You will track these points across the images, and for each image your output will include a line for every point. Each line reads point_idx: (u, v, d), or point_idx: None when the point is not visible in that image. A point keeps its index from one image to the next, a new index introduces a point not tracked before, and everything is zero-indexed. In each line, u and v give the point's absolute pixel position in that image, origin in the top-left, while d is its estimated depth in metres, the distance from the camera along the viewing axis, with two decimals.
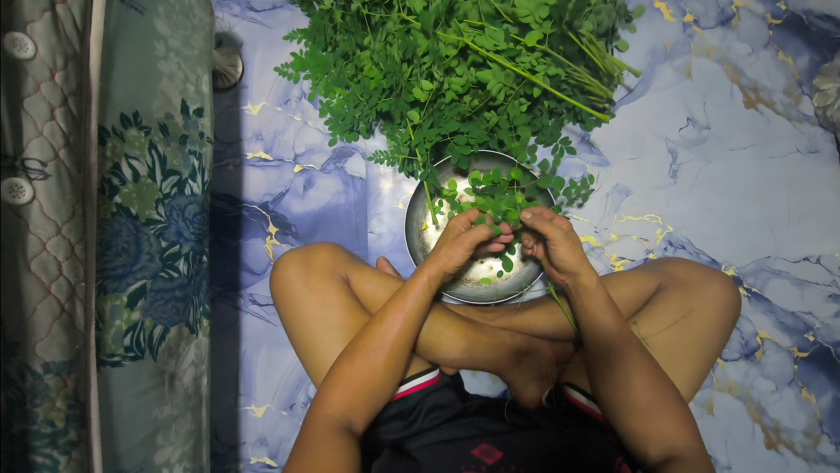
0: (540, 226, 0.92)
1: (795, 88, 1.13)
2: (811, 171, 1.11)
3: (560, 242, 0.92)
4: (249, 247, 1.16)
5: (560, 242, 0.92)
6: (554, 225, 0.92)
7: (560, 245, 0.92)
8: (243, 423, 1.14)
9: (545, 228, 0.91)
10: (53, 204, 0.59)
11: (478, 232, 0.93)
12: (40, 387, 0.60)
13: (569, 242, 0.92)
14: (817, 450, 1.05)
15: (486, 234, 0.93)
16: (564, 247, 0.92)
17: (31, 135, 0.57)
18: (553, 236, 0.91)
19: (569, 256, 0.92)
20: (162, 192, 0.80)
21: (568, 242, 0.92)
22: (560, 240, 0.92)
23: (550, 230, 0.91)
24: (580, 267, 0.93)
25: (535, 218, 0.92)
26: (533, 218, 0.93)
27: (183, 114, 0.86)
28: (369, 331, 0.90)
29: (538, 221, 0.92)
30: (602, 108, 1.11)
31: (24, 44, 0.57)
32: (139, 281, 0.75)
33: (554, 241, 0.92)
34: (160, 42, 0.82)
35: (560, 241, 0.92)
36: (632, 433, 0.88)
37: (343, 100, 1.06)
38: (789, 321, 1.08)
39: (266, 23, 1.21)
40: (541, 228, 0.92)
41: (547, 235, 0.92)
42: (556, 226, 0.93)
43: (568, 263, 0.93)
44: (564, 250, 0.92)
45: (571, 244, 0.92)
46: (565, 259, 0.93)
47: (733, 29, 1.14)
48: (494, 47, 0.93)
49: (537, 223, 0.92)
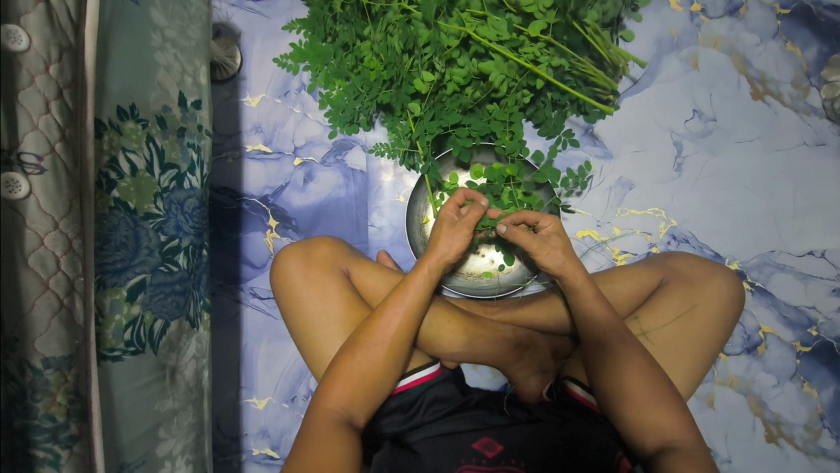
0: (515, 237, 0.92)
1: (803, 80, 1.11)
2: (818, 164, 1.09)
3: (541, 249, 0.93)
4: (250, 240, 1.16)
5: (539, 250, 0.93)
6: (531, 235, 0.93)
7: (543, 252, 0.93)
8: (245, 415, 1.14)
9: (522, 240, 0.92)
10: (50, 199, 0.58)
11: (472, 211, 0.94)
12: (40, 382, 0.60)
13: (546, 248, 0.93)
14: (817, 444, 1.05)
15: (480, 214, 0.94)
16: (544, 253, 0.93)
17: (26, 129, 0.57)
18: (532, 247, 0.93)
19: (551, 260, 0.93)
20: (161, 185, 0.79)
21: (547, 248, 0.93)
22: (537, 250, 0.93)
23: (527, 242, 0.92)
24: (563, 270, 0.93)
25: (512, 229, 0.92)
26: (510, 229, 0.93)
27: (181, 105, 0.85)
28: (369, 326, 0.89)
29: (514, 233, 0.92)
30: (606, 99, 1.10)
31: (18, 35, 0.56)
32: (139, 276, 0.75)
33: (533, 248, 0.93)
34: (157, 32, 0.80)
35: (539, 249, 0.93)
36: (630, 425, 0.87)
37: (343, 92, 1.05)
38: (792, 315, 1.07)
39: (265, 13, 1.19)
40: (519, 238, 0.92)
41: (527, 247, 0.93)
42: (534, 235, 0.94)
43: (551, 266, 0.94)
44: (548, 256, 0.93)
45: (551, 249, 0.93)
46: (547, 263, 0.94)
47: (741, 19, 1.12)
48: (498, 37, 0.92)
49: (516, 235, 0.92)
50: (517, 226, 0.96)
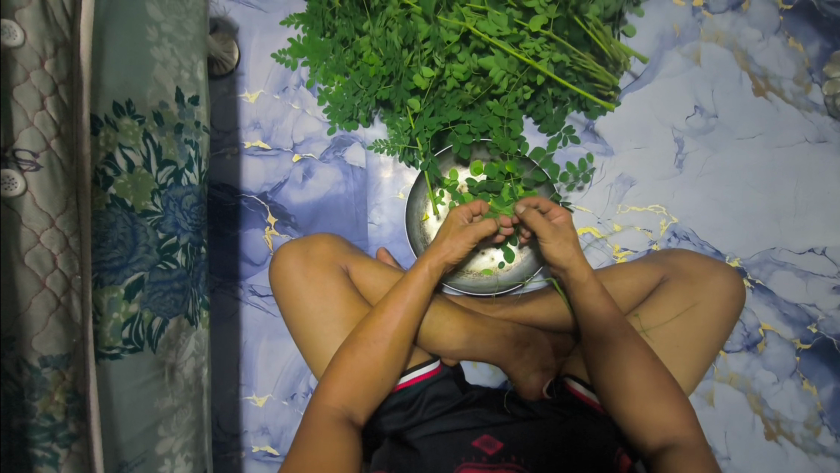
0: (533, 222, 0.92)
1: (805, 76, 1.10)
2: (819, 161, 1.09)
3: (552, 238, 0.92)
4: (249, 237, 1.15)
5: (550, 238, 0.92)
6: (545, 222, 0.92)
7: (554, 240, 0.92)
8: (245, 412, 1.14)
9: (538, 225, 0.91)
10: (46, 196, 0.57)
11: (484, 226, 0.93)
12: (38, 381, 0.59)
13: (559, 238, 0.92)
14: (817, 441, 1.05)
15: (492, 229, 0.93)
16: (555, 243, 0.92)
17: (21, 125, 0.56)
18: (545, 233, 0.92)
19: (561, 251, 0.92)
20: (158, 182, 0.78)
21: (559, 238, 0.92)
22: (550, 237, 0.92)
23: (541, 228, 0.91)
24: (571, 262, 0.92)
25: (528, 211, 0.92)
26: (526, 209, 0.93)
27: (178, 101, 0.84)
28: (369, 323, 0.89)
29: (531, 215, 0.92)
30: (607, 95, 1.09)
31: (12, 31, 0.55)
32: (137, 273, 0.74)
33: (545, 237, 0.92)
34: (153, 27, 0.79)
35: (551, 238, 0.92)
36: (631, 420, 0.87)
37: (342, 87, 1.04)
38: (792, 312, 1.07)
39: (262, 7, 1.18)
40: (534, 223, 0.92)
41: (539, 233, 0.92)
42: (548, 223, 0.93)
43: (560, 258, 0.93)
44: (559, 246, 0.92)
45: (562, 239, 0.92)
46: (556, 254, 0.93)
47: (743, 14, 1.11)
48: (498, 32, 0.92)
49: (531, 216, 0.92)
50: (532, 209, 0.96)
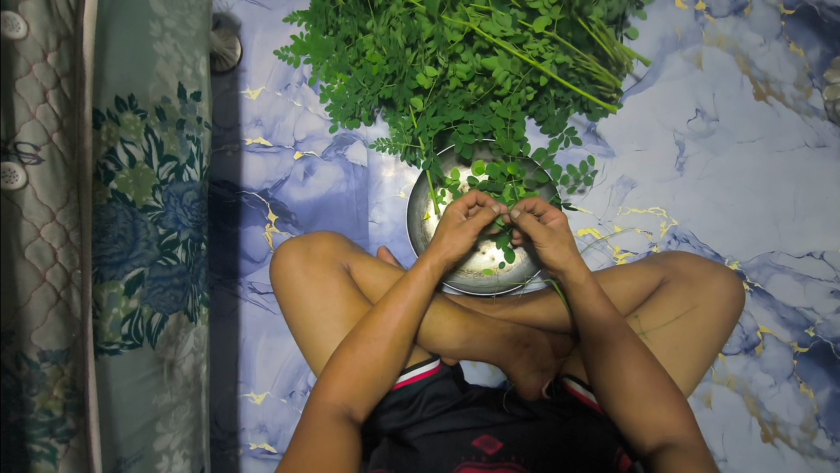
0: (526, 226, 0.92)
1: (805, 81, 1.11)
2: (819, 166, 1.09)
3: (548, 242, 0.92)
4: (249, 234, 1.15)
5: (545, 242, 0.92)
6: (540, 225, 0.92)
7: (550, 244, 0.92)
8: (243, 409, 1.13)
9: (533, 229, 0.92)
10: (47, 189, 0.57)
11: (481, 218, 0.93)
12: (37, 376, 0.58)
13: (555, 242, 0.92)
14: (813, 444, 1.05)
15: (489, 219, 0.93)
16: (550, 247, 0.92)
17: (23, 118, 0.55)
18: (540, 237, 0.92)
19: (559, 254, 0.92)
20: (160, 178, 0.78)
21: (555, 242, 0.92)
22: (546, 241, 0.92)
23: (536, 231, 0.92)
24: (567, 265, 0.93)
25: (521, 214, 0.92)
26: (521, 215, 0.93)
27: (181, 97, 0.84)
28: (370, 320, 0.89)
29: (525, 219, 0.92)
30: (610, 98, 1.09)
31: (15, 23, 0.54)
32: (137, 269, 0.74)
33: (541, 240, 0.92)
34: (157, 22, 0.79)
35: (547, 242, 0.92)
36: (628, 420, 0.88)
37: (345, 86, 1.04)
38: (790, 316, 1.08)
39: (265, 4, 1.17)
40: (528, 227, 0.92)
41: (534, 236, 0.92)
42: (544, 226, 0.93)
43: (557, 261, 0.93)
44: (555, 249, 0.92)
45: (558, 243, 0.92)
46: (553, 257, 0.93)
47: (745, 18, 1.12)
48: (502, 33, 0.91)
49: (525, 221, 0.92)
50: (526, 212, 0.96)
